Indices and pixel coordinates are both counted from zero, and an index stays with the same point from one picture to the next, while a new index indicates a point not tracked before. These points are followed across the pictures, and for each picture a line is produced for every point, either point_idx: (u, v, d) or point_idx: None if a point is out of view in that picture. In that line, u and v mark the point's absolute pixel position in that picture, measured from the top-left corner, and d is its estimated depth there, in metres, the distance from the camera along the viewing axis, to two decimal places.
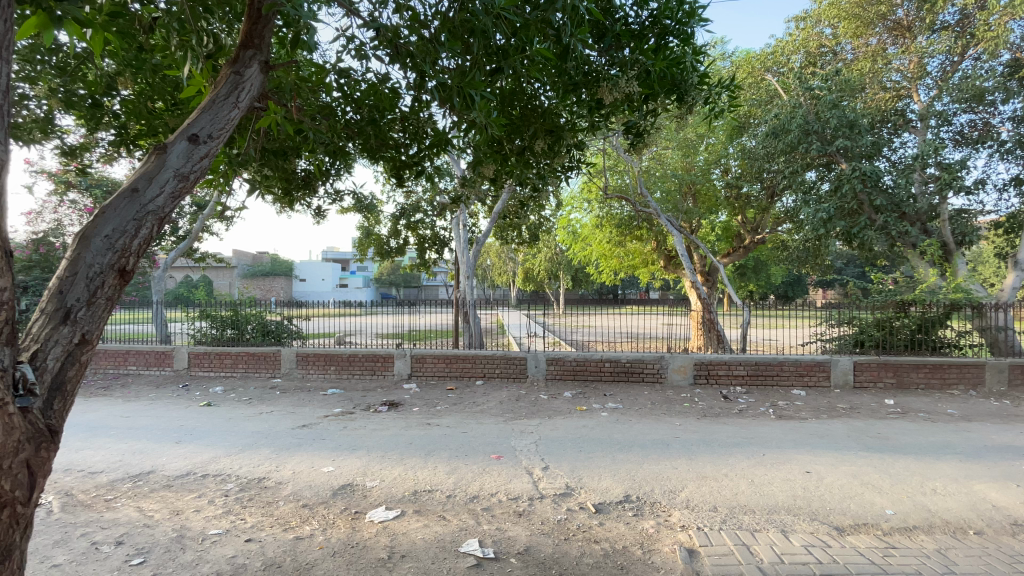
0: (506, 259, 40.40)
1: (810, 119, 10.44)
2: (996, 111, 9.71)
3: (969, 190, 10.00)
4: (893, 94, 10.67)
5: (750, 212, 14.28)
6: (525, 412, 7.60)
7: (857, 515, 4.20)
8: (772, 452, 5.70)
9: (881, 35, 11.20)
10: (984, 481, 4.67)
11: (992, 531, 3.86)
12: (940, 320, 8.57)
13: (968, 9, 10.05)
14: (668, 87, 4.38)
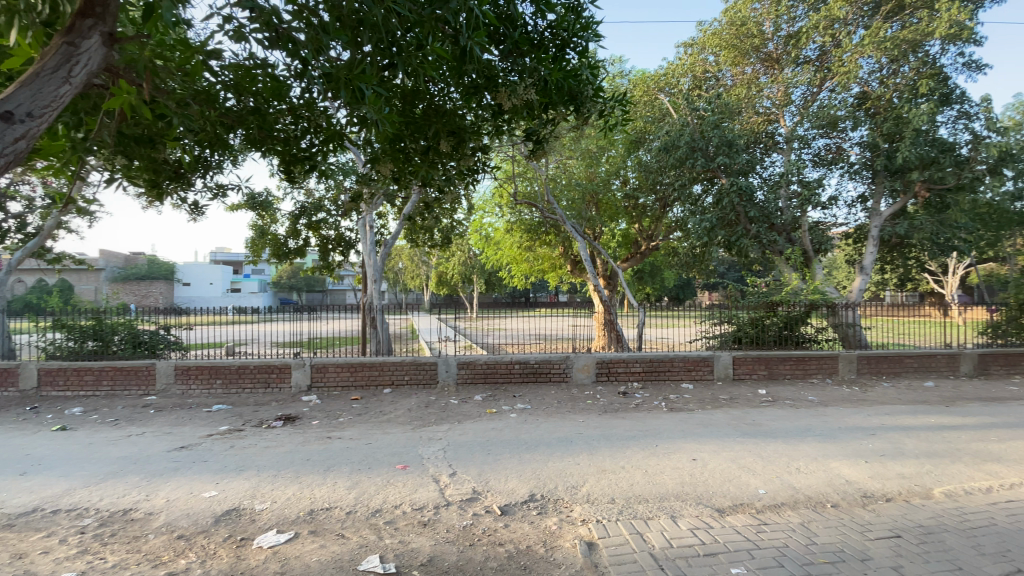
0: (418, 263, 39.64)
1: (696, 137, 11.52)
2: (845, 137, 11.31)
3: (824, 205, 11.55)
4: (764, 119, 12.11)
5: (647, 221, 15.28)
6: (434, 418, 7.45)
7: (735, 496, 4.62)
8: (664, 443, 6.12)
9: (755, 65, 12.64)
10: (837, 459, 5.36)
11: (845, 503, 4.41)
12: (801, 318, 9.80)
13: (823, 49, 11.63)
14: (567, 97, 4.56)
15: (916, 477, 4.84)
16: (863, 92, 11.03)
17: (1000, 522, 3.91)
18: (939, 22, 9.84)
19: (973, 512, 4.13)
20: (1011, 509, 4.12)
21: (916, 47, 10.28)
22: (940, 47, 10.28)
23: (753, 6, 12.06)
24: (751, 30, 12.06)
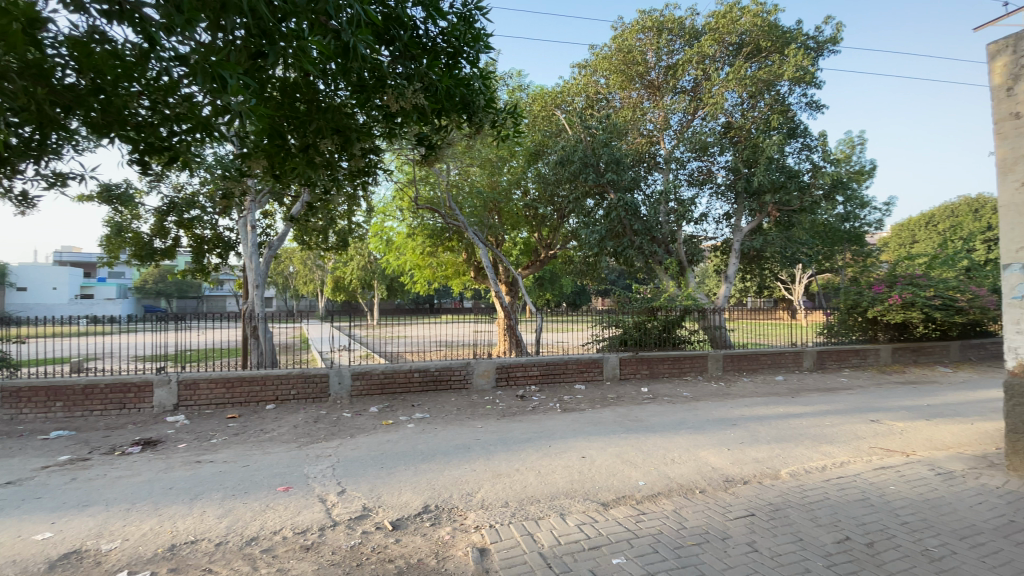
0: (311, 268, 37.27)
1: (588, 154, 12.27)
2: (714, 161, 12.71)
3: (697, 221, 12.89)
4: (647, 140, 13.28)
5: (546, 230, 15.85)
6: (323, 433, 7.00)
7: (618, 489, 4.93)
8: (557, 443, 6.36)
9: (640, 91, 13.80)
10: (705, 449, 5.95)
11: (711, 488, 4.90)
12: (677, 321, 10.81)
13: (696, 81, 13.01)
14: (460, 105, 4.60)
15: (768, 460, 5.51)
16: (728, 122, 12.49)
17: (830, 494, 4.54)
18: (786, 67, 11.47)
19: (810, 487, 4.76)
20: (839, 482, 4.81)
21: (768, 86, 11.87)
22: (787, 88, 11.96)
23: (638, 36, 13.16)
24: (636, 58, 13.16)
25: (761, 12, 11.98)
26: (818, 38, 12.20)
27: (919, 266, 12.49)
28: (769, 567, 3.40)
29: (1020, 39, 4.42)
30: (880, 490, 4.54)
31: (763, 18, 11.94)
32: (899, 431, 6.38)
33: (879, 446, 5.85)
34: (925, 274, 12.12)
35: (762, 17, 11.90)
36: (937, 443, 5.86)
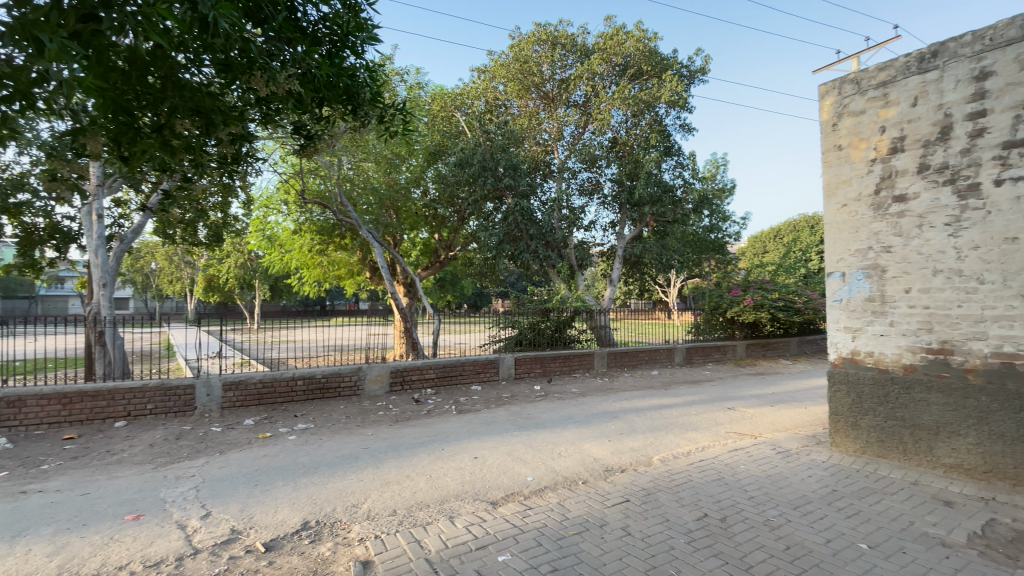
0: (179, 265, 33.12)
1: (486, 157, 12.43)
2: (601, 172, 13.59)
3: (586, 227, 13.68)
4: (542, 149, 13.83)
5: (445, 231, 15.68)
6: (187, 452, 6.22)
7: (507, 487, 5.03)
8: (450, 446, 6.32)
9: (536, 101, 14.34)
10: (590, 442, 6.31)
11: (593, 479, 5.19)
12: (568, 322, 11.33)
13: (587, 96, 13.83)
14: (343, 95, 4.50)
15: (643, 449, 5.99)
16: (614, 137, 13.44)
17: (693, 476, 5.05)
18: (663, 90, 12.62)
19: (678, 471, 5.25)
20: (700, 465, 5.37)
21: (649, 107, 12.95)
22: (664, 110, 13.14)
23: (535, 48, 13.68)
24: (531, 68, 13.68)
25: (643, 38, 13.05)
26: (690, 67, 13.58)
27: (767, 273, 14.49)
28: (641, 549, 3.68)
29: (841, 83, 5.31)
30: (733, 469, 5.14)
31: (645, 44, 13.03)
32: (750, 417, 7.31)
33: (733, 431, 6.64)
34: (772, 280, 14.12)
35: (644, 43, 12.97)
36: (778, 426, 6.81)
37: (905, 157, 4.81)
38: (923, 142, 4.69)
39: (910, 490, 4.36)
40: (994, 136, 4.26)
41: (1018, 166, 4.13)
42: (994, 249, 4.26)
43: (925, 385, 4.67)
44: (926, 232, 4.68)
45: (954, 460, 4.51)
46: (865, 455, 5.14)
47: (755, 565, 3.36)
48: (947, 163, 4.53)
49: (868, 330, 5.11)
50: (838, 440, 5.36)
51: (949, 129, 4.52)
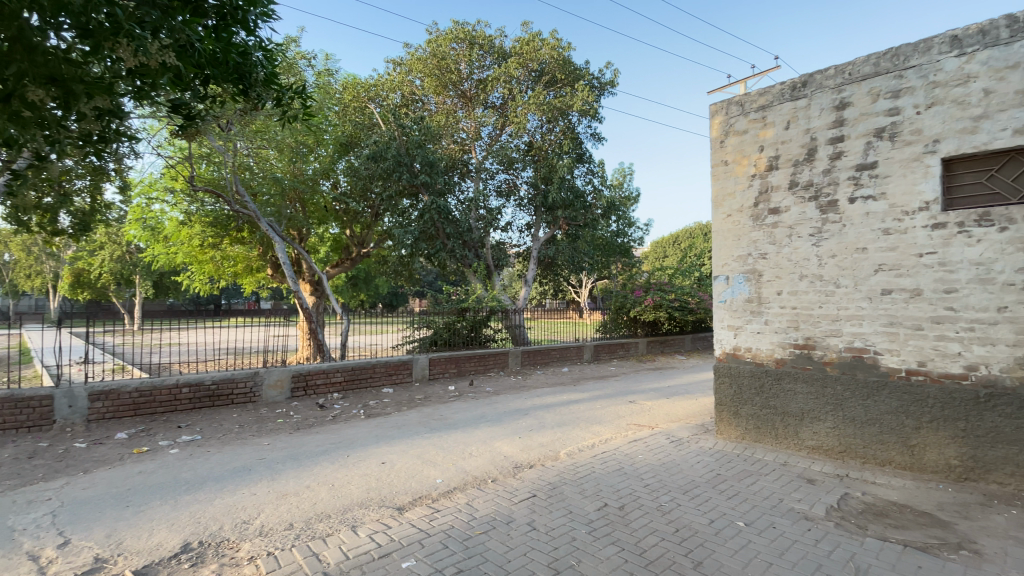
0: (38, 257, 28.54)
1: (401, 153, 12.08)
2: (518, 175, 13.81)
3: (502, 228, 13.79)
4: (460, 147, 13.75)
5: (357, 227, 14.93)
6: (40, 472, 5.33)
7: (415, 490, 4.89)
8: (356, 452, 6.04)
9: (453, 99, 14.22)
10: (501, 440, 6.35)
11: (502, 476, 5.19)
12: (484, 321, 11.31)
13: (504, 99, 13.99)
14: (233, 74, 4.38)
15: (551, 444, 6.14)
16: (530, 141, 13.72)
17: (596, 468, 5.28)
18: (575, 99, 12.99)
19: (582, 463, 5.45)
20: (603, 456, 5.63)
21: (562, 114, 13.34)
22: (577, 118, 13.60)
23: (452, 45, 13.59)
24: (449, 66, 13.57)
25: (558, 46, 13.42)
26: (601, 79, 14.20)
27: (666, 276, 15.62)
28: (544, 543, 3.75)
29: (728, 104, 5.84)
30: (632, 459, 5.45)
31: (559, 52, 13.42)
32: (649, 409, 7.82)
33: (634, 423, 7.06)
34: (670, 282, 15.25)
35: (558, 52, 13.34)
36: (673, 417, 7.34)
37: (779, 174, 5.40)
38: (794, 162, 5.29)
39: (781, 470, 4.90)
40: (849, 159, 4.91)
41: (866, 187, 4.81)
42: (848, 257, 4.92)
43: (794, 376, 5.28)
44: (795, 242, 5.29)
45: (816, 442, 5.14)
46: (744, 441, 5.70)
47: (648, 550, 3.57)
48: (812, 181, 5.16)
49: (748, 328, 5.67)
50: (723, 428, 5.89)
51: (814, 151, 5.15)
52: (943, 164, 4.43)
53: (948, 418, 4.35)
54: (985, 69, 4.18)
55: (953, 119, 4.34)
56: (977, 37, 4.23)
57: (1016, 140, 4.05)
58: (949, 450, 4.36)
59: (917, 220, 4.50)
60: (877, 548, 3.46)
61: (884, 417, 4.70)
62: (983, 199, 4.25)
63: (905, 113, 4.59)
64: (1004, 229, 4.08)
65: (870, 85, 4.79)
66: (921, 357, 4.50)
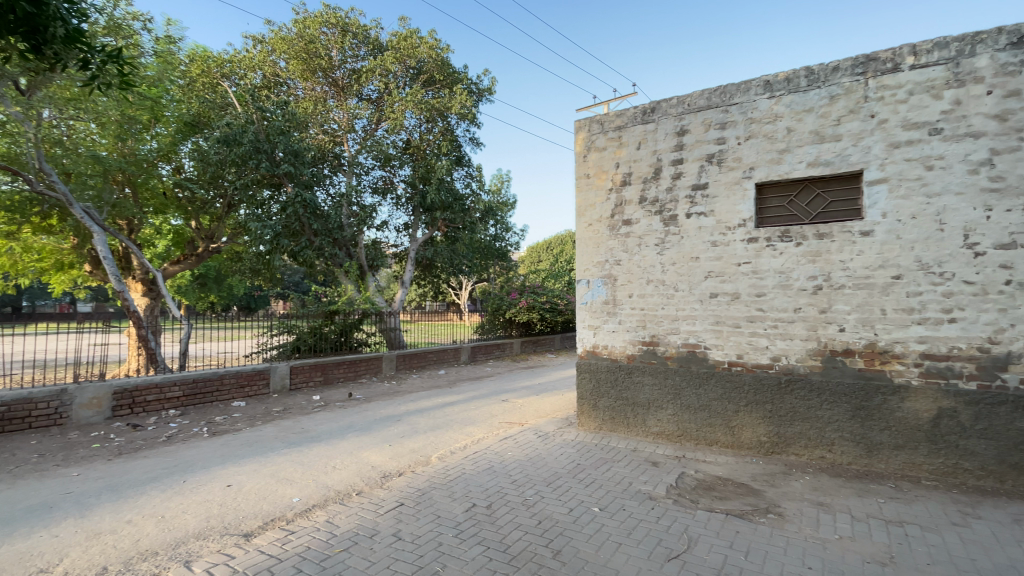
0: None
1: (260, 138, 10.97)
2: (394, 173, 13.40)
3: (377, 227, 13.25)
4: (330, 139, 12.91)
5: (206, 218, 13.15)
6: None
7: (267, 513, 4.41)
8: (196, 475, 5.30)
9: (324, 86, 13.34)
10: (368, 449, 6.05)
11: (368, 488, 4.92)
12: (356, 324, 10.69)
13: (379, 92, 13.48)
14: (18, 24, 3.78)
15: (422, 449, 6.02)
16: (408, 138, 13.41)
17: (466, 468, 5.29)
18: (453, 102, 12.94)
19: (453, 466, 5.41)
20: (473, 457, 5.66)
21: (441, 115, 13.22)
22: (455, 121, 13.58)
23: (322, 29, 12.76)
24: (318, 51, 12.70)
25: (436, 46, 13.26)
26: (479, 85, 14.35)
27: (539, 279, 16.37)
28: (409, 552, 3.64)
29: (591, 122, 6.28)
30: (501, 457, 5.58)
31: (437, 53, 13.26)
32: (520, 407, 8.11)
33: (505, 421, 7.26)
34: (543, 285, 16.00)
35: (436, 52, 13.17)
36: (541, 412, 7.71)
37: (631, 190, 5.96)
38: (644, 178, 5.88)
39: (631, 456, 5.39)
40: (687, 179, 5.60)
41: (700, 204, 5.52)
42: (685, 265, 5.60)
43: (641, 370, 5.86)
44: (644, 250, 5.88)
45: (659, 428, 5.76)
46: (601, 431, 6.17)
47: (512, 545, 3.66)
48: (658, 197, 5.78)
49: (605, 327, 6.16)
50: (583, 420, 6.33)
51: (660, 170, 5.78)
52: (757, 188, 5.27)
53: (759, 401, 5.17)
54: (788, 111, 5.06)
55: (765, 151, 5.19)
56: (784, 83, 5.09)
57: (808, 171, 4.97)
58: (760, 428, 5.18)
59: (737, 235, 5.29)
60: (706, 519, 3.97)
61: (712, 403, 5.43)
62: (785, 220, 5.14)
63: (730, 143, 5.37)
64: (799, 244, 4.98)
65: (705, 116, 5.51)
66: (739, 351, 5.29)
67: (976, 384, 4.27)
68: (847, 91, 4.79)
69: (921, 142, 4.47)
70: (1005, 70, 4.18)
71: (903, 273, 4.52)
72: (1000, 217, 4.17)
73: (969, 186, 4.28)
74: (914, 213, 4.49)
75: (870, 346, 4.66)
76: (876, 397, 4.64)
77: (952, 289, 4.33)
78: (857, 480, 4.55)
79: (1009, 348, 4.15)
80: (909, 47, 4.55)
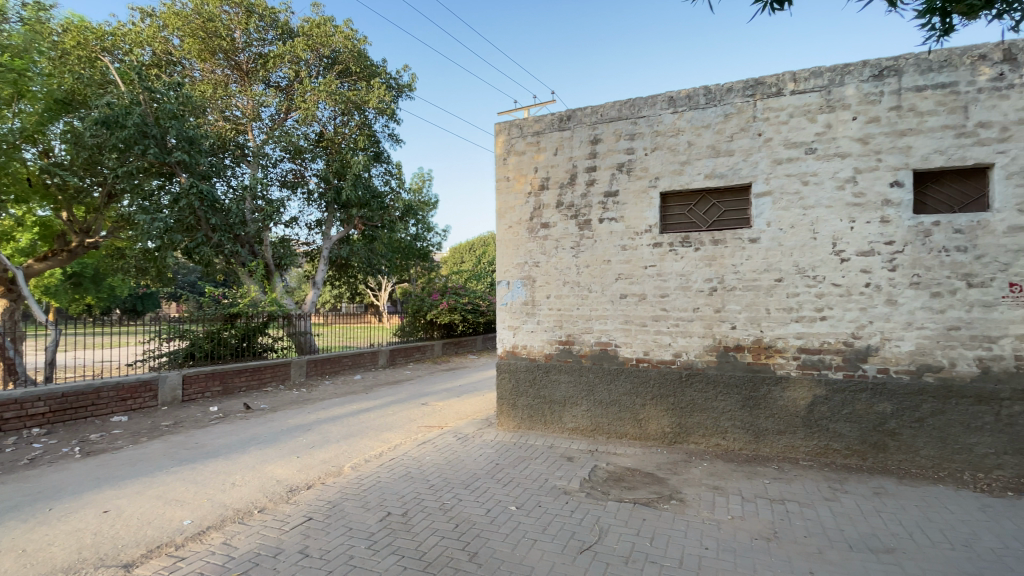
0: None
1: (148, 121, 9.84)
2: (305, 166, 12.67)
3: (286, 224, 12.43)
4: (232, 126, 11.92)
5: (80, 210, 11.74)
6: None
7: (152, 539, 3.95)
8: (64, 502, 4.63)
9: (225, 70, 12.32)
10: (274, 462, 5.65)
11: (272, 504, 4.58)
12: (260, 328, 9.93)
13: (289, 80, 12.68)
14: None
15: (333, 459, 5.73)
16: (321, 131, 12.73)
17: (381, 476, 5.11)
18: (370, 95, 12.46)
19: (367, 474, 5.21)
20: (389, 464, 5.49)
21: (357, 108, 12.67)
22: (373, 116, 13.09)
23: (224, 8, 11.76)
24: (218, 30, 11.67)
25: (352, 37, 12.69)
26: (399, 81, 13.97)
27: (461, 280, 16.27)
28: (318, 568, 3.44)
29: (510, 126, 6.36)
30: (419, 462, 5.46)
31: (354, 44, 12.70)
32: (439, 410, 8.00)
33: (424, 425, 7.13)
34: (464, 286, 15.93)
35: (353, 43, 12.61)
36: (460, 415, 7.67)
37: (549, 194, 6.12)
38: (560, 184, 6.06)
39: (547, 453, 5.52)
40: (600, 185, 5.85)
41: (611, 210, 5.79)
42: (598, 267, 5.85)
43: (558, 369, 6.03)
44: (561, 252, 6.06)
45: (574, 424, 5.96)
46: (520, 430, 6.26)
47: (427, 552, 3.59)
48: (573, 202, 5.99)
49: (524, 327, 6.26)
50: (502, 420, 6.39)
51: (575, 176, 5.98)
52: (662, 197, 5.63)
53: (663, 395, 5.53)
54: (689, 126, 5.46)
55: (669, 162, 5.56)
56: (686, 100, 5.49)
57: (706, 182, 5.39)
58: (664, 420, 5.54)
59: (644, 240, 5.62)
60: (616, 509, 4.16)
61: (622, 398, 5.71)
62: (685, 227, 5.55)
63: (638, 153, 5.69)
64: (697, 249, 5.40)
65: (616, 126, 5.78)
66: (646, 348, 5.62)
67: (842, 373, 4.88)
68: (739, 111, 5.27)
69: (799, 160, 5.03)
70: (866, 100, 4.81)
71: (784, 276, 5.05)
72: (861, 228, 4.80)
73: (837, 200, 4.89)
74: (793, 223, 5.04)
75: (758, 342, 5.16)
76: (762, 387, 5.14)
77: (823, 291, 4.92)
78: (746, 464, 5.01)
79: (868, 342, 4.79)
80: (791, 74, 5.09)
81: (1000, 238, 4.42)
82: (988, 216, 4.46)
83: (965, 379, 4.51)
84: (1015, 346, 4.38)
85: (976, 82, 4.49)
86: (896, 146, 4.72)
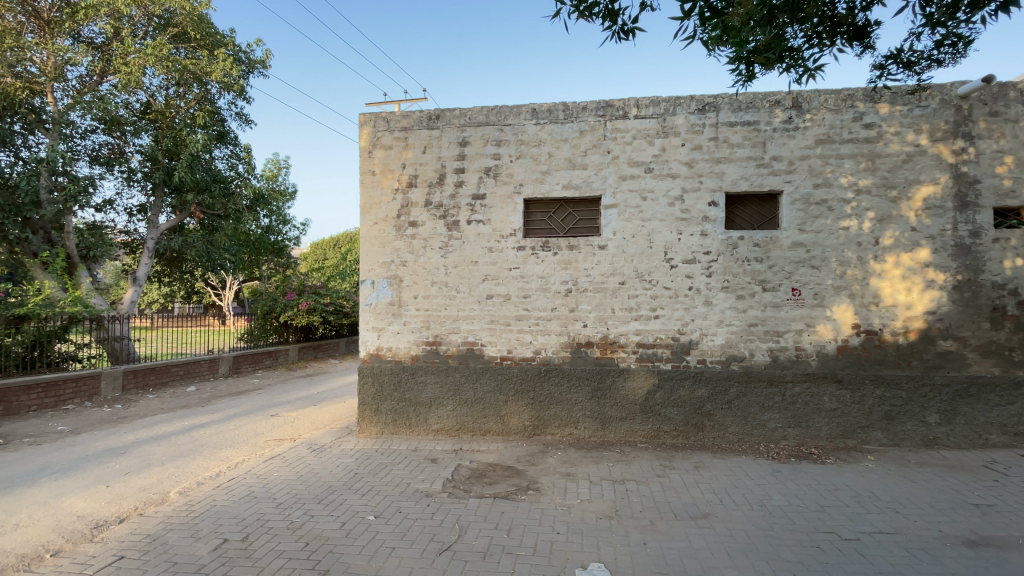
0: None
1: None
2: (127, 140, 10.76)
3: (98, 207, 10.40)
4: (24, 85, 9.56)
5: None
6: None
7: None
8: None
9: (19, 16, 9.84)
10: (74, 495, 4.68)
11: (70, 545, 3.78)
12: (57, 334, 8.13)
13: (108, 38, 10.64)
14: None
15: (156, 486, 4.95)
16: (148, 101, 10.90)
17: (217, 500, 4.55)
18: (213, 67, 10.97)
19: (199, 499, 4.60)
20: (228, 485, 4.90)
21: (197, 80, 11.12)
22: (217, 90, 11.57)
23: None
24: None
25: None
26: (250, 55, 12.53)
27: (321, 278, 15.18)
28: None
29: (376, 118, 6.09)
30: (265, 479, 4.98)
31: (193, 7, 11.00)
32: (291, 420, 7.39)
33: (273, 438, 6.51)
34: (325, 284, 14.91)
35: (192, 5, 10.95)
36: (316, 424, 7.17)
37: (416, 193, 6.01)
38: (429, 183, 5.99)
39: (410, 457, 5.42)
40: (467, 188, 5.92)
41: (478, 213, 5.90)
42: (464, 268, 5.92)
43: (423, 370, 5.96)
44: (428, 252, 6.00)
45: (439, 425, 5.95)
46: (383, 435, 6.06)
47: None
48: (442, 202, 5.97)
49: (389, 328, 6.06)
50: (364, 426, 6.13)
51: (443, 176, 5.97)
52: (525, 203, 5.90)
53: (523, 391, 5.79)
54: (550, 138, 5.81)
55: (531, 170, 5.84)
56: (547, 113, 5.81)
57: (564, 192, 5.79)
58: (524, 414, 5.80)
59: (509, 243, 5.83)
60: (476, 506, 4.25)
61: (485, 396, 5.86)
62: (544, 232, 5.89)
63: (504, 160, 5.88)
64: (555, 254, 5.76)
65: (483, 131, 5.90)
66: (509, 346, 5.83)
67: (671, 364, 5.60)
68: (592, 128, 5.74)
69: (640, 177, 5.65)
70: (693, 129, 5.58)
71: (627, 280, 5.64)
72: (687, 239, 5.56)
73: (668, 215, 5.59)
74: (634, 233, 5.64)
75: (604, 339, 5.68)
76: (608, 379, 5.67)
77: (657, 293, 5.59)
78: (594, 449, 5.48)
79: (691, 337, 5.57)
80: (635, 100, 5.68)
81: (786, 252, 5.46)
82: (777, 234, 5.47)
83: (761, 366, 5.49)
84: (795, 339, 5.44)
85: (772, 123, 5.48)
86: (714, 171, 5.55)
